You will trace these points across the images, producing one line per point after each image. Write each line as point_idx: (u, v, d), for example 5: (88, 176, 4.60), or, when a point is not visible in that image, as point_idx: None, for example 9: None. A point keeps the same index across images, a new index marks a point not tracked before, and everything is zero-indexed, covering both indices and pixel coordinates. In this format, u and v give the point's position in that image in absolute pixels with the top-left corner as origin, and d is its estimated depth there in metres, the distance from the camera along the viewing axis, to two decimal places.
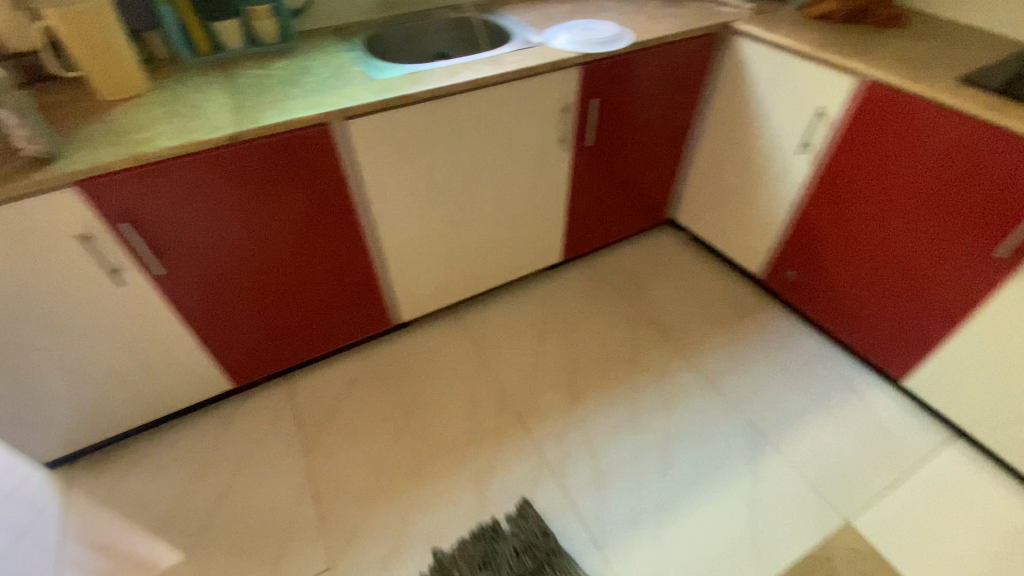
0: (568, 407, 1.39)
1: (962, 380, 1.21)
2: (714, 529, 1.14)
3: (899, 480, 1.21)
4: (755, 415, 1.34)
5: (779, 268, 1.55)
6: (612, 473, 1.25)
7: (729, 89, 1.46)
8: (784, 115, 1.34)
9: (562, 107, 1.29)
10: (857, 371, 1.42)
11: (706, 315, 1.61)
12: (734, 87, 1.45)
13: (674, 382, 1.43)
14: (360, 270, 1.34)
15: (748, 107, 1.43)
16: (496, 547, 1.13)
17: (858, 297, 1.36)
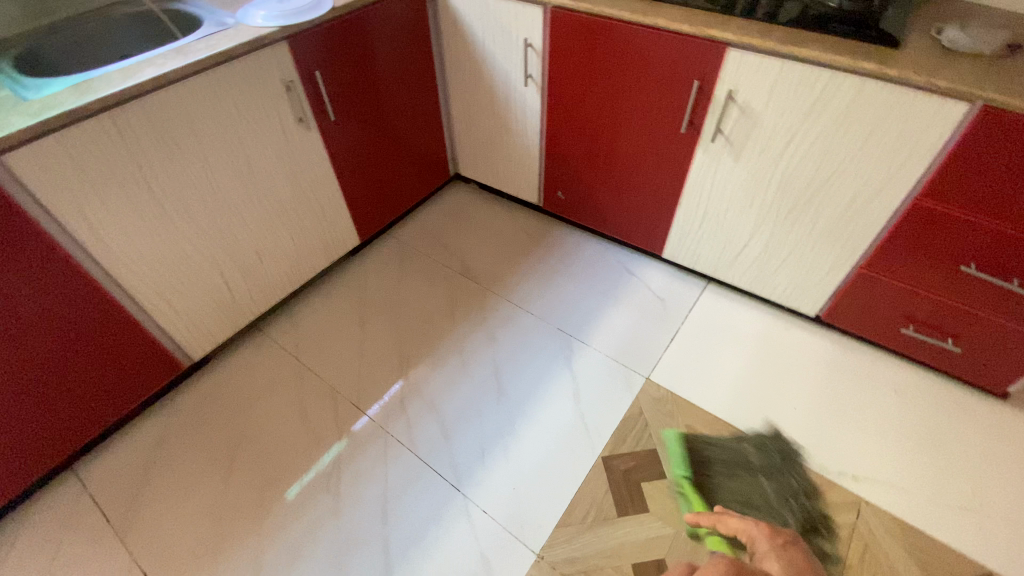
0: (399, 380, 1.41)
1: (697, 237, 1.49)
2: (551, 428, 1.29)
3: (677, 329, 1.48)
4: (563, 323, 1.52)
5: (551, 192, 1.71)
6: (455, 422, 1.32)
7: (455, 38, 1.53)
8: (505, 52, 1.46)
9: (286, 86, 1.24)
10: (633, 258, 1.68)
11: (509, 249, 1.74)
12: (459, 36, 1.52)
13: (492, 320, 1.54)
14: (121, 317, 1.17)
15: (476, 51, 1.52)
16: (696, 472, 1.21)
17: (612, 196, 1.58)
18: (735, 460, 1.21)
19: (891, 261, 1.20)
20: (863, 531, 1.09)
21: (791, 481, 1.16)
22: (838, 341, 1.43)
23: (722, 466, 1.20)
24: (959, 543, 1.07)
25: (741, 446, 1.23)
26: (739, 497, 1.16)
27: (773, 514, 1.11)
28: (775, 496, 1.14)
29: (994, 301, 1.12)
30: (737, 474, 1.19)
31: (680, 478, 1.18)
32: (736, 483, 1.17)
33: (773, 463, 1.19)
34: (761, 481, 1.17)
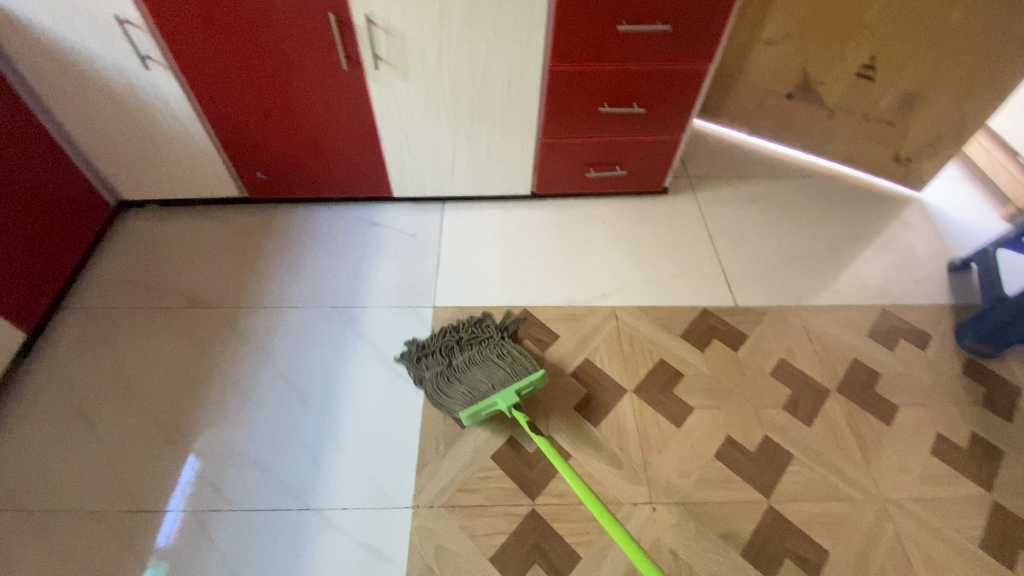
0: (183, 454, 1.18)
1: (412, 164, 1.54)
2: (370, 398, 1.26)
3: (437, 254, 1.56)
4: (333, 299, 1.44)
5: (250, 177, 1.53)
6: (270, 453, 1.18)
7: (13, 36, 1.17)
8: (97, 36, 1.18)
9: None
10: (368, 209, 1.65)
11: (236, 256, 1.53)
12: (17, 31, 1.16)
13: (257, 335, 1.37)
14: None
15: (56, 45, 1.19)
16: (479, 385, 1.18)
17: (316, 157, 1.49)
18: (470, 375, 1.20)
19: (558, 123, 1.45)
20: (626, 327, 1.40)
21: (477, 338, 1.27)
22: (557, 202, 1.70)
23: (480, 379, 1.19)
24: (678, 300, 1.47)
25: (470, 390, 1.17)
26: (516, 366, 1.19)
27: (513, 347, 1.23)
28: (495, 351, 1.23)
29: (628, 124, 1.48)
30: (489, 367, 1.20)
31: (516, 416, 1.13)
32: (503, 370, 1.19)
33: (458, 346, 1.27)
34: (476, 352, 1.24)
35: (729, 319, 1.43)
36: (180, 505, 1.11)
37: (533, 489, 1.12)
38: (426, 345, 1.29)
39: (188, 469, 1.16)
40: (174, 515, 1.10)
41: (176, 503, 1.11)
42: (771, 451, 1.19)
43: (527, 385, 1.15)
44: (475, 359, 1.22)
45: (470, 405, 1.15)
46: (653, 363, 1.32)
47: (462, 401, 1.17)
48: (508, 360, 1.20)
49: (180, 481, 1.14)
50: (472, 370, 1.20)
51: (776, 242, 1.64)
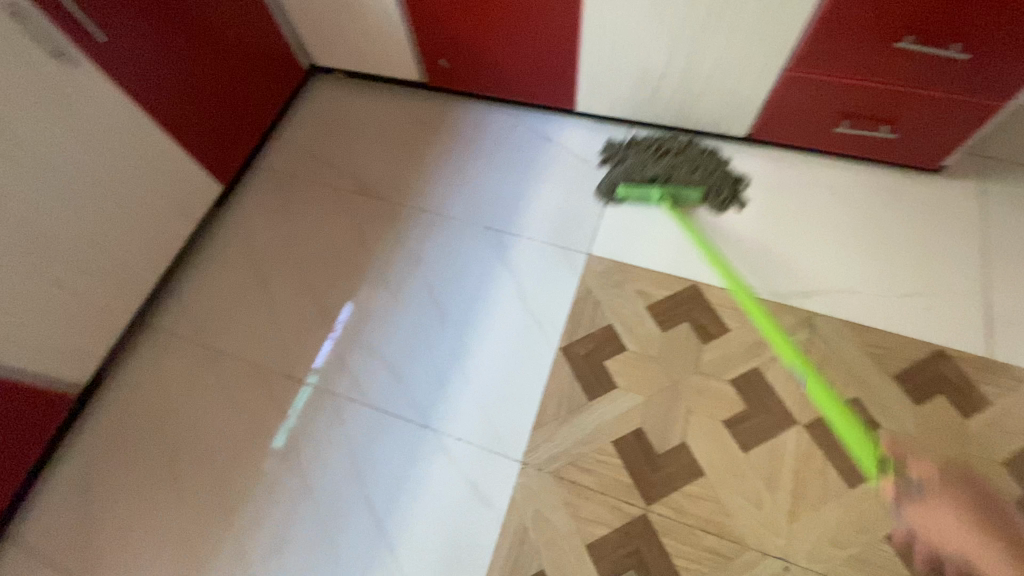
0: (331, 327, 1.27)
1: (609, 78, 1.28)
2: (505, 336, 1.20)
3: (609, 191, 1.35)
4: (488, 218, 1.35)
5: (433, 64, 1.41)
6: (402, 360, 1.21)
7: None
8: None
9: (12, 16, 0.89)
10: (545, 120, 1.46)
11: (405, 146, 1.47)
12: None
13: (410, 235, 1.35)
14: None
15: None
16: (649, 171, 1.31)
17: (503, 51, 1.31)
18: (656, 161, 1.32)
19: (821, 56, 1.07)
20: (818, 343, 1.12)
21: (698, 148, 1.34)
22: (775, 155, 1.34)
23: (663, 165, 1.32)
24: (903, 328, 1.12)
25: (644, 171, 1.31)
26: (701, 175, 1.30)
27: (716, 171, 1.31)
28: (694, 162, 1.32)
29: (927, 72, 1.04)
30: (686, 162, 1.32)
31: (660, 200, 1.28)
32: (687, 174, 1.30)
33: (672, 138, 1.35)
34: (696, 150, 1.33)
35: (971, 373, 1.07)
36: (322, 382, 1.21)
37: (650, 493, 1.02)
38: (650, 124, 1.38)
39: (345, 311, 1.28)
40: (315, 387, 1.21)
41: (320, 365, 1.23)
42: None
43: (688, 193, 1.28)
44: (682, 160, 1.32)
45: (631, 178, 1.31)
46: (840, 399, 1.06)
47: (626, 175, 1.32)
48: (705, 175, 1.31)
49: (326, 343, 1.25)
50: (639, 172, 1.31)
51: None
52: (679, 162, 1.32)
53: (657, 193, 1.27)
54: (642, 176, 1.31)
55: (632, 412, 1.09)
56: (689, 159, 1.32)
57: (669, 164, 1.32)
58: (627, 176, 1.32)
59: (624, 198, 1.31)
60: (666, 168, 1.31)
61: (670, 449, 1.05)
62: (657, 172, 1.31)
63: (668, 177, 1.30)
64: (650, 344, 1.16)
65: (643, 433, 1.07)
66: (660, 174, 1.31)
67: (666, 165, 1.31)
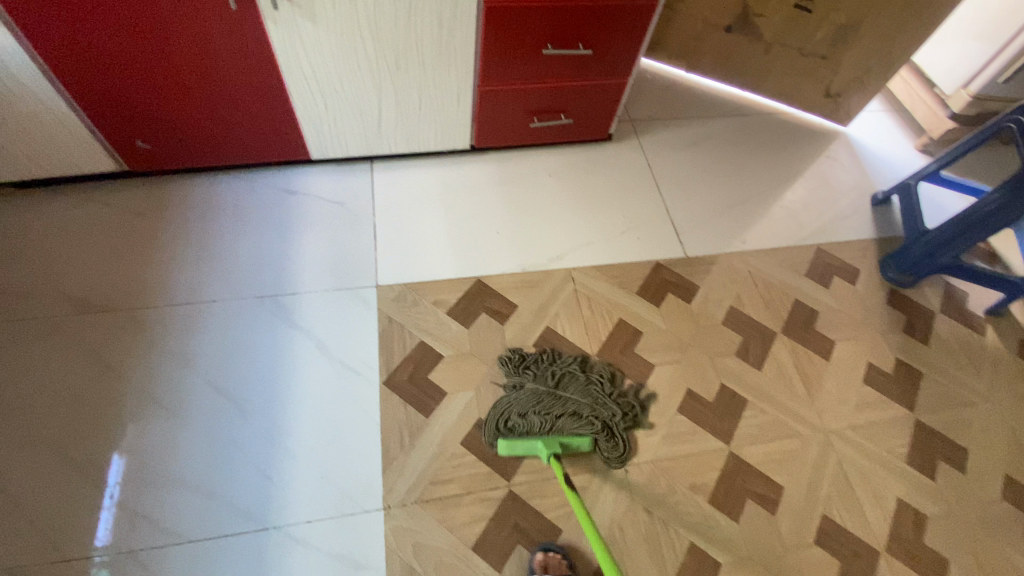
0: (100, 489, 1.01)
1: (332, 122, 1.33)
2: (320, 395, 1.15)
3: (374, 224, 1.40)
4: (258, 287, 1.26)
5: (130, 148, 1.26)
6: (211, 471, 1.05)
7: None
8: None
9: None
10: (284, 176, 1.43)
11: (125, 244, 1.27)
12: None
13: (167, 337, 1.18)
14: None
15: None
16: (542, 397, 1.17)
17: (209, 117, 1.24)
18: (555, 415, 1.16)
19: (497, 71, 1.30)
20: (583, 289, 1.36)
21: (576, 411, 1.17)
22: (499, 156, 1.57)
23: (559, 425, 1.15)
24: (632, 256, 1.44)
25: (528, 416, 1.15)
26: (583, 423, 1.15)
27: (614, 436, 1.15)
28: (588, 398, 1.19)
29: (574, 69, 1.35)
30: (568, 418, 1.16)
31: (548, 459, 1.08)
32: (570, 422, 1.16)
33: (560, 367, 1.23)
34: (585, 397, 1.19)
35: (682, 271, 1.43)
36: (116, 550, 0.96)
37: (507, 470, 1.10)
38: (543, 350, 1.25)
39: (115, 466, 1.03)
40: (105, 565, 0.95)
41: (101, 539, 0.97)
42: (730, 400, 1.24)
43: (571, 443, 1.11)
44: (574, 404, 1.18)
45: (511, 430, 1.12)
46: (613, 324, 1.31)
47: (518, 412, 1.15)
48: (608, 445, 1.13)
49: (103, 513, 0.99)
50: (542, 419, 1.15)
51: (719, 186, 1.64)
52: (582, 420, 1.16)
53: (544, 449, 1.07)
54: (532, 425, 1.14)
55: (467, 408, 1.16)
56: (569, 415, 1.16)
57: (578, 399, 1.18)
58: (502, 429, 1.13)
59: (508, 455, 1.09)
60: (539, 428, 1.14)
61: (510, 425, 1.15)
62: (547, 411, 1.16)
63: (556, 425, 1.15)
64: (460, 344, 1.24)
65: (483, 422, 1.15)
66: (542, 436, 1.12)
67: (554, 405, 1.17)
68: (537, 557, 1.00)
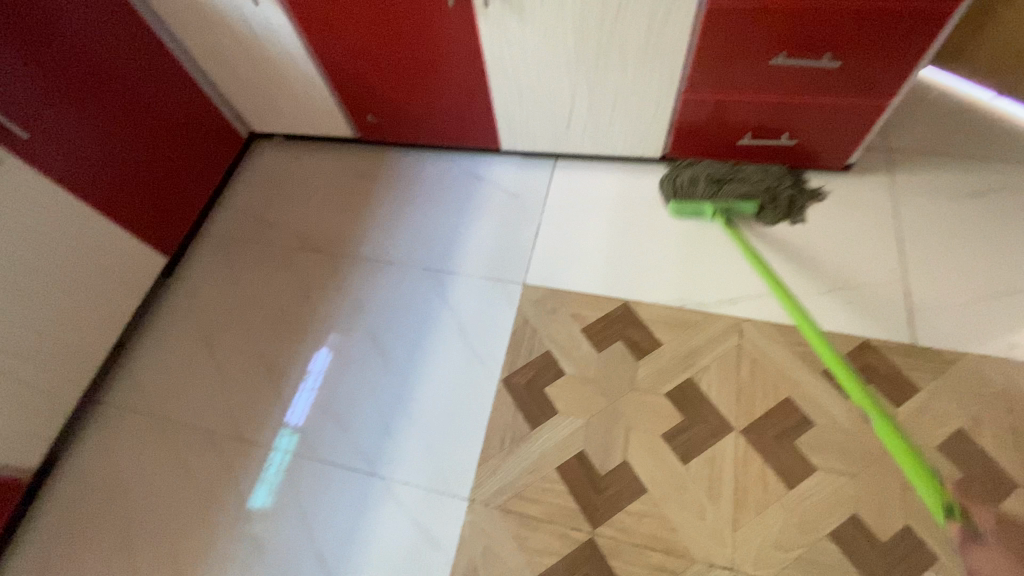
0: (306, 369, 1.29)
1: (525, 116, 1.35)
2: (446, 375, 1.23)
3: (541, 221, 1.40)
4: (426, 260, 1.39)
5: (363, 121, 1.48)
6: (351, 408, 1.22)
7: None
8: None
9: None
10: (475, 161, 1.52)
11: (343, 199, 1.53)
12: None
13: (351, 285, 1.39)
14: None
15: None
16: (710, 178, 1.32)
17: (421, 100, 1.37)
18: (726, 177, 1.31)
19: (710, 78, 1.13)
20: (749, 346, 1.15)
21: (747, 180, 1.29)
22: None
23: (733, 185, 1.29)
24: (830, 324, 1.15)
25: (700, 179, 1.32)
26: (762, 187, 1.28)
27: (783, 190, 1.28)
28: (756, 177, 1.29)
29: (810, 84, 1.10)
30: (733, 194, 1.29)
31: (715, 215, 1.29)
32: (743, 190, 1.28)
33: (720, 165, 1.32)
34: (756, 176, 1.30)
35: (897, 362, 1.09)
36: (282, 444, 1.21)
37: (595, 516, 1.02)
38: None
39: (322, 357, 1.30)
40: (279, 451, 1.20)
41: (292, 418, 1.24)
42: (914, 550, 0.93)
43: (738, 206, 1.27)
44: (746, 172, 1.30)
45: (686, 193, 1.32)
46: (773, 399, 1.08)
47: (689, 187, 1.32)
48: (773, 211, 1.27)
49: (304, 394, 1.26)
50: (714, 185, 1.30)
51: (1002, 258, 1.18)
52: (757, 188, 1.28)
53: (711, 210, 1.28)
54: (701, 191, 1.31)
55: (574, 436, 1.11)
56: (739, 178, 1.30)
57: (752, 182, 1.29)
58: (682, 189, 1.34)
59: (678, 213, 1.33)
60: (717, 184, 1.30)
61: (612, 469, 1.06)
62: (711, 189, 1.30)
63: (731, 180, 1.30)
64: (588, 367, 1.18)
65: (586, 456, 1.09)
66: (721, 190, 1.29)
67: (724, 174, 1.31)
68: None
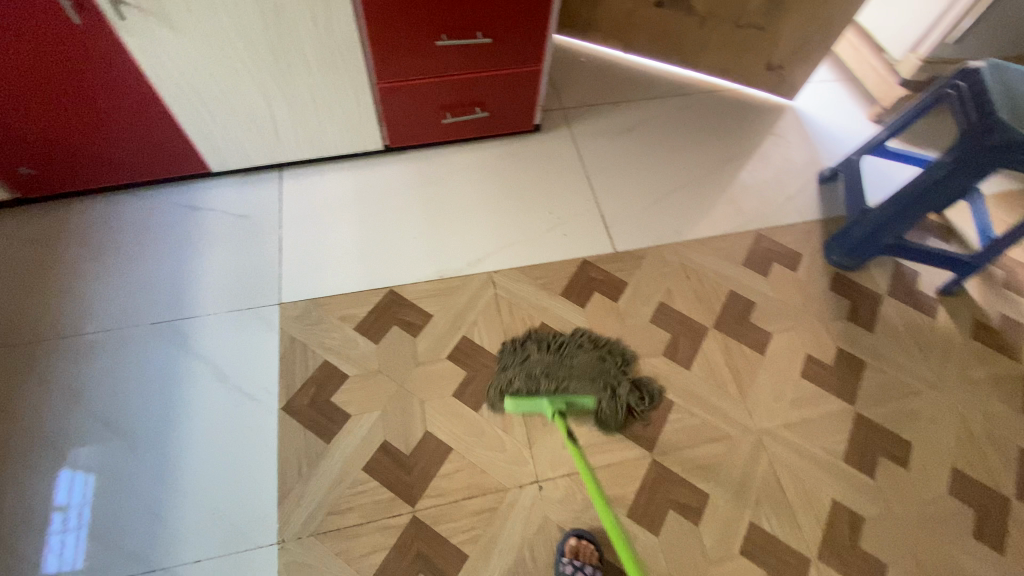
0: (53, 508, 1.00)
1: (224, 132, 1.25)
2: (214, 425, 1.09)
3: (281, 236, 1.33)
4: (152, 313, 1.20)
5: (8, 173, 1.19)
6: (107, 511, 1.00)
7: None
8: None
9: None
10: (185, 191, 1.36)
11: (13, 274, 1.21)
12: None
13: (55, 372, 1.12)
14: None
15: None
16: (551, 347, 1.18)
17: (84, 136, 1.16)
18: (562, 366, 1.16)
19: (392, 65, 1.21)
20: (504, 294, 1.29)
21: (573, 386, 1.13)
22: (419, 154, 1.48)
23: (568, 381, 1.13)
24: (558, 254, 1.37)
25: (532, 363, 1.16)
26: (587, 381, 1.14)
27: (609, 401, 1.13)
28: (584, 383, 1.14)
29: (476, 60, 1.26)
30: (570, 373, 1.15)
31: (551, 411, 1.08)
32: (587, 372, 1.15)
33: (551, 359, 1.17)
34: (585, 380, 1.14)
35: (611, 268, 1.36)
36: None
37: (412, 494, 1.04)
38: (551, 335, 1.21)
39: (81, 483, 1.02)
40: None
41: (53, 569, 0.96)
42: (656, 403, 1.17)
43: (574, 400, 1.11)
44: (580, 373, 1.15)
45: (519, 388, 1.12)
46: (533, 330, 1.24)
47: (526, 363, 1.15)
48: (612, 410, 1.12)
49: (72, 537, 0.98)
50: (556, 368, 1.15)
51: (656, 172, 1.56)
52: (605, 362, 1.18)
53: (549, 407, 1.08)
54: (528, 389, 1.12)
55: (372, 431, 1.10)
56: (578, 372, 1.15)
57: (602, 367, 1.17)
58: (506, 389, 1.13)
59: (512, 409, 1.11)
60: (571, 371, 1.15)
61: (416, 444, 1.09)
62: (558, 373, 1.14)
63: (588, 356, 1.18)
64: (368, 361, 1.18)
65: (388, 445, 1.09)
66: (579, 377, 1.14)
67: (578, 353, 1.19)
68: (570, 541, 1.00)
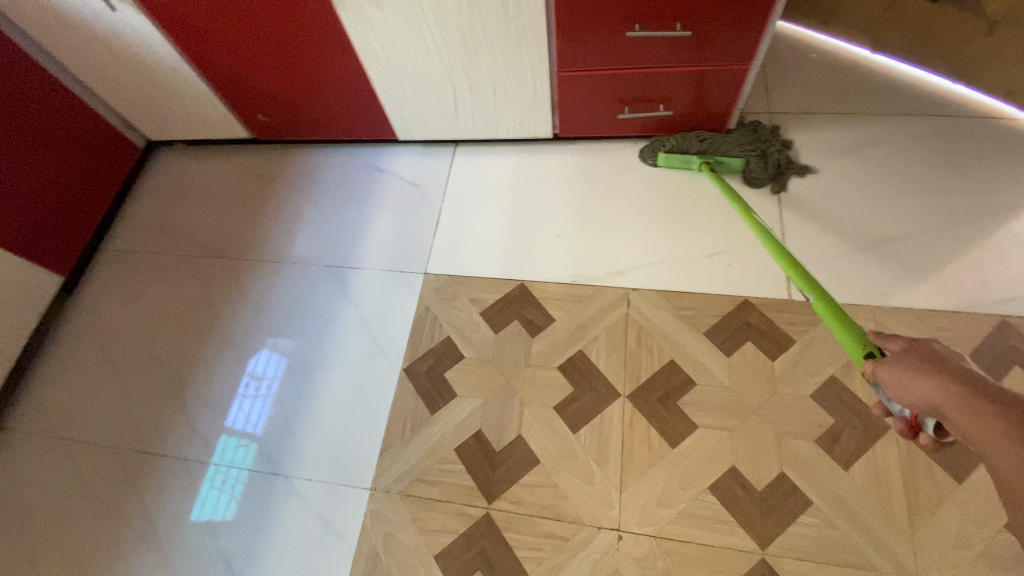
0: (259, 364, 1.27)
1: (412, 104, 1.34)
2: (349, 368, 1.23)
3: (442, 207, 1.40)
4: (328, 257, 1.39)
5: (256, 120, 1.46)
6: (263, 411, 1.22)
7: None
8: None
9: None
10: (376, 153, 1.51)
11: (246, 202, 1.51)
12: None
13: (254, 288, 1.38)
14: None
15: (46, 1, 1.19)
16: (691, 134, 1.30)
17: (306, 95, 1.35)
18: (716, 130, 1.30)
19: (575, 54, 1.14)
20: (637, 316, 1.18)
21: (727, 142, 1.28)
22: (588, 147, 1.41)
23: (719, 140, 1.29)
24: (712, 286, 1.19)
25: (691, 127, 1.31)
26: (732, 153, 1.28)
27: (761, 155, 1.27)
28: (741, 138, 1.29)
29: (669, 54, 1.11)
30: (725, 142, 1.28)
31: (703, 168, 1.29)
32: (734, 150, 1.28)
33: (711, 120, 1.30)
34: (737, 143, 1.28)
35: (775, 317, 1.14)
36: (230, 450, 1.19)
37: (490, 492, 1.05)
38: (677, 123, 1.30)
39: (273, 359, 1.27)
40: (218, 465, 1.18)
41: (241, 424, 1.21)
42: (785, 493, 0.97)
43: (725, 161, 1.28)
44: (733, 139, 1.28)
45: (672, 145, 1.31)
46: (659, 364, 1.12)
47: (672, 139, 1.31)
48: (761, 167, 1.27)
49: (261, 400, 1.23)
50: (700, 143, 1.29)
51: (875, 209, 1.23)
52: (751, 146, 1.27)
53: (699, 164, 1.29)
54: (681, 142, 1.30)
55: (471, 417, 1.13)
56: (725, 140, 1.28)
57: (747, 146, 1.27)
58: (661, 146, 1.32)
59: (664, 164, 1.34)
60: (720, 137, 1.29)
61: (507, 445, 1.09)
62: (701, 139, 1.29)
63: (739, 136, 1.29)
64: (485, 348, 1.20)
65: (482, 435, 1.11)
66: (734, 134, 1.29)
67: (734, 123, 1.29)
68: None
